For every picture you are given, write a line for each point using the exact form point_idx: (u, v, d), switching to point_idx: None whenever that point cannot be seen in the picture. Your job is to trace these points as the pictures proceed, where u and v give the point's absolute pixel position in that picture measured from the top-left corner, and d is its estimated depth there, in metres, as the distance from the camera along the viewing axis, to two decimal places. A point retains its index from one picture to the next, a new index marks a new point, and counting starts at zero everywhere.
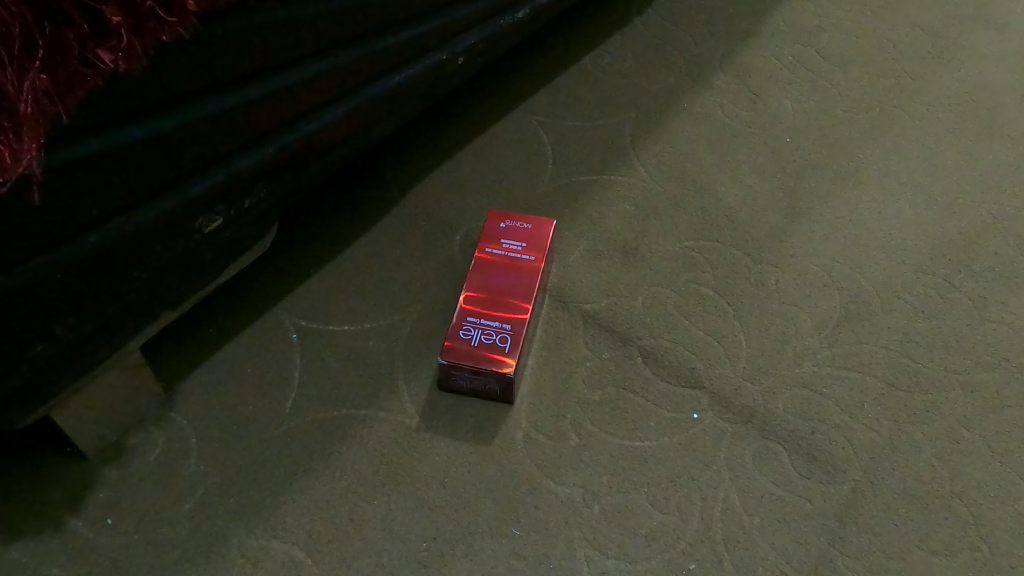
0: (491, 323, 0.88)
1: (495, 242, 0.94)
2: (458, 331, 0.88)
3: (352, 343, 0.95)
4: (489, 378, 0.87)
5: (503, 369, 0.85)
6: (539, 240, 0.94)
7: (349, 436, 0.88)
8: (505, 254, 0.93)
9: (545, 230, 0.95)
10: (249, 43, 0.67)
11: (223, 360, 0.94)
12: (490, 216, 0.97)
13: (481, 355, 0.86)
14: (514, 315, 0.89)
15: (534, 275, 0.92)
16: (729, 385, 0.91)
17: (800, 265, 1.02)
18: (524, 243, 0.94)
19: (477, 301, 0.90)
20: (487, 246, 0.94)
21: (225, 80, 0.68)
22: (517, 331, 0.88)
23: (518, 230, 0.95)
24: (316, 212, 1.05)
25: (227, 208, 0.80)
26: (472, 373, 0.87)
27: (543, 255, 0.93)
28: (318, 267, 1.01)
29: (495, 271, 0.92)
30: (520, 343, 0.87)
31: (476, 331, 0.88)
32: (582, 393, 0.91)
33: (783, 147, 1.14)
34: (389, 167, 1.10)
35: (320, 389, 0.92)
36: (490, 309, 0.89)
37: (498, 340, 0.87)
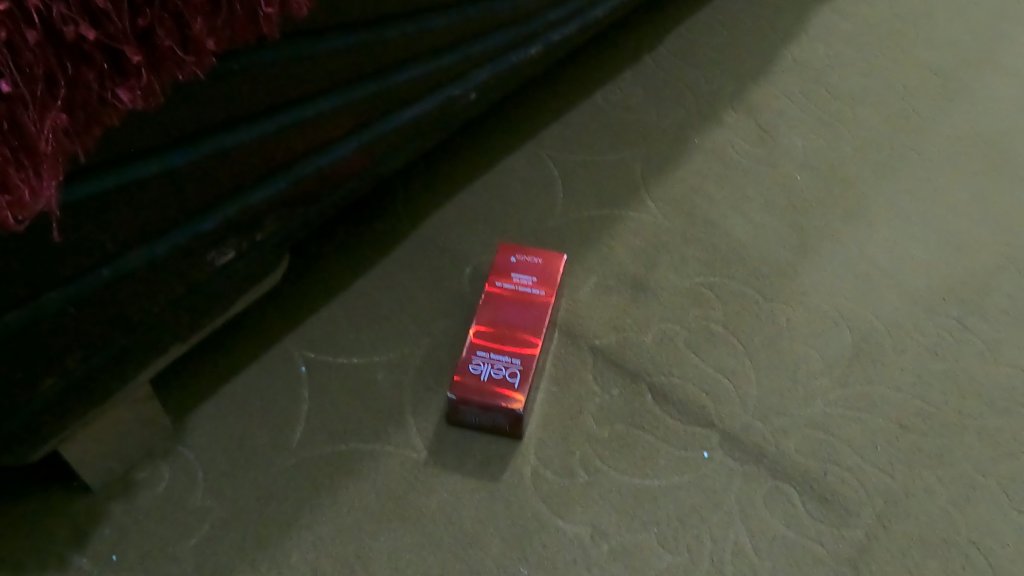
0: (501, 357, 0.88)
1: (505, 276, 0.94)
2: (467, 365, 0.88)
3: (360, 376, 0.95)
4: (498, 414, 0.86)
5: (512, 404, 0.85)
6: (549, 275, 0.94)
7: (356, 470, 0.87)
8: (515, 288, 0.93)
9: (555, 263, 0.95)
10: (265, 80, 0.68)
11: (231, 392, 0.94)
12: (500, 249, 0.97)
13: (491, 390, 0.86)
14: (524, 349, 0.89)
15: (544, 309, 0.92)
16: (739, 423, 0.91)
17: (810, 302, 1.02)
18: (534, 277, 0.94)
19: (487, 336, 0.90)
20: (497, 279, 0.94)
21: (238, 116, 0.69)
22: (527, 366, 0.87)
23: (528, 264, 0.95)
24: (327, 244, 1.06)
25: (239, 242, 0.80)
26: (481, 408, 0.86)
27: (553, 289, 0.93)
28: (328, 299, 1.02)
29: (505, 304, 0.92)
30: (530, 379, 0.87)
31: (486, 366, 0.87)
32: (591, 429, 0.90)
33: (793, 184, 1.14)
34: (400, 199, 1.11)
35: (328, 422, 0.91)
36: (500, 343, 0.89)
37: (507, 375, 0.87)
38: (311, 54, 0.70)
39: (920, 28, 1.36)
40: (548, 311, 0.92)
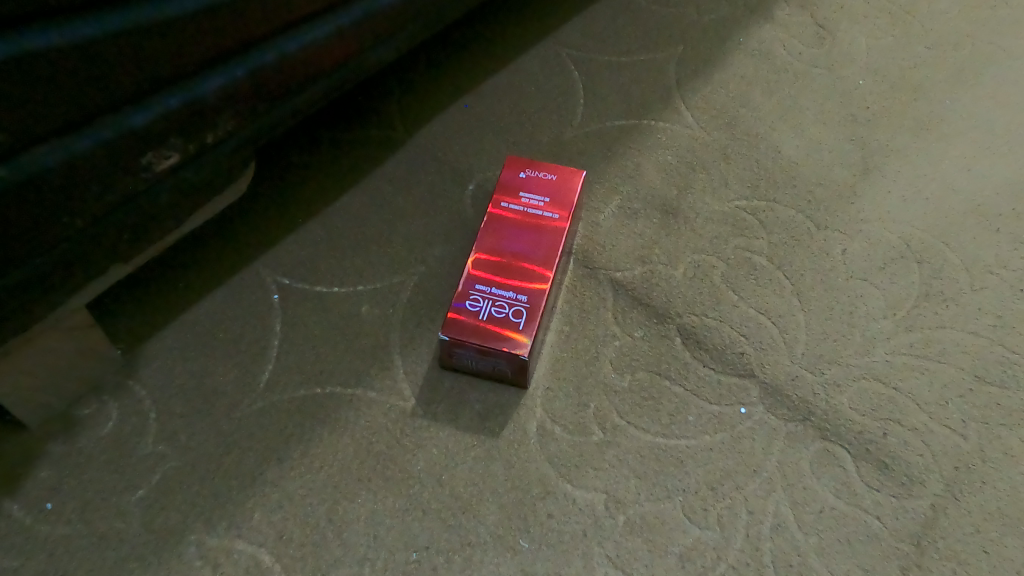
0: (504, 293, 0.74)
1: (513, 196, 0.79)
2: (464, 301, 0.74)
3: (341, 308, 0.82)
4: (499, 360, 0.73)
5: (516, 349, 0.71)
6: (564, 195, 0.79)
7: (332, 419, 0.75)
8: (523, 210, 0.78)
9: (572, 182, 0.80)
10: None
11: (192, 322, 0.81)
12: (507, 164, 0.82)
13: (491, 332, 0.72)
14: (532, 284, 0.74)
15: (557, 236, 0.77)
16: (783, 374, 0.77)
17: (872, 231, 0.86)
18: (546, 198, 0.79)
19: (488, 267, 0.76)
20: (502, 200, 0.79)
21: None
22: (534, 304, 0.73)
23: (540, 182, 0.80)
24: (307, 153, 0.91)
25: (187, 142, 0.64)
26: (479, 354, 0.73)
27: (569, 213, 0.78)
28: (306, 218, 0.87)
29: (510, 230, 0.77)
30: (538, 319, 0.73)
31: (486, 302, 0.73)
32: (609, 378, 0.76)
33: (856, 91, 0.97)
34: (393, 102, 0.95)
35: (302, 361, 0.79)
36: (503, 276, 0.75)
37: (511, 315, 0.73)
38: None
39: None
40: (562, 238, 0.77)
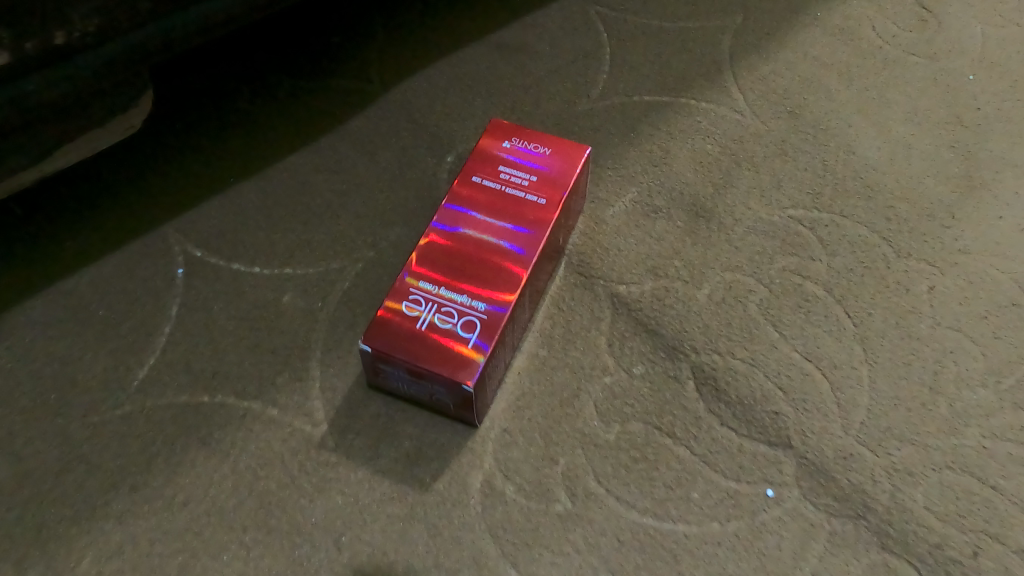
0: (455, 296, 0.54)
1: (490, 170, 0.60)
2: (400, 302, 0.54)
3: (257, 295, 0.63)
4: (438, 386, 0.53)
5: (459, 376, 0.51)
6: (556, 175, 0.59)
7: (214, 440, 0.56)
8: (500, 189, 0.59)
9: (569, 159, 0.60)
10: None
11: (70, 292, 0.62)
12: (488, 129, 0.62)
13: (429, 347, 0.52)
14: (496, 287, 0.54)
15: (538, 228, 0.57)
16: (832, 449, 0.55)
17: (975, 267, 0.64)
18: (533, 176, 0.59)
19: (441, 258, 0.56)
20: (475, 173, 0.60)
21: None
22: (495, 315, 0.53)
23: (526, 155, 0.60)
24: (256, 98, 0.72)
25: (19, 38, 0.45)
26: (412, 375, 0.53)
27: (560, 198, 0.58)
28: (239, 176, 0.68)
29: (478, 214, 0.58)
30: (496, 337, 0.53)
31: (429, 307, 0.54)
32: (590, 425, 0.56)
33: (963, 88, 0.75)
34: (371, 46, 0.76)
35: (193, 359, 0.60)
36: (460, 273, 0.55)
37: (461, 327, 0.53)
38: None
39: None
40: (546, 230, 0.57)
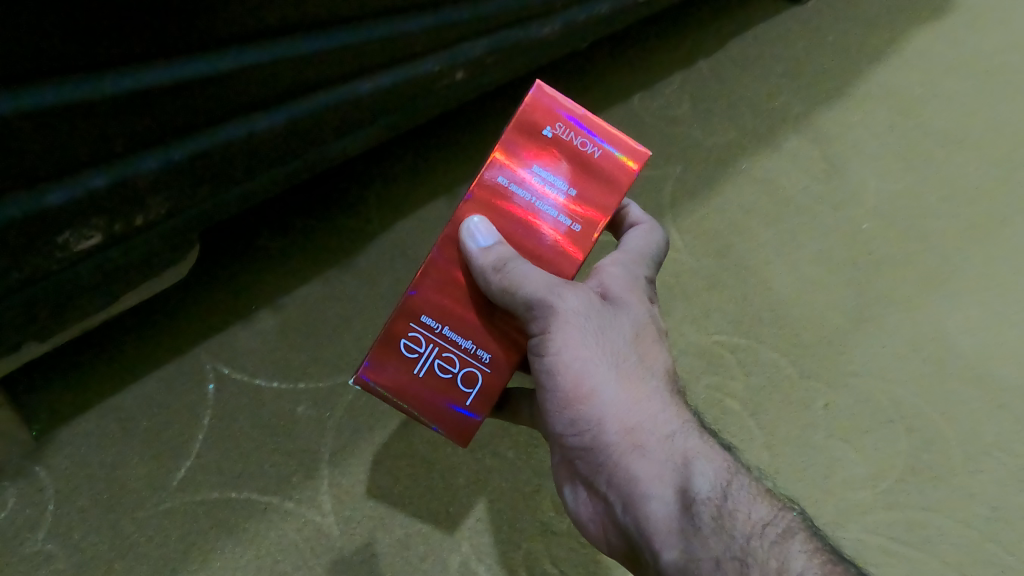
0: (458, 341, 0.54)
1: (520, 174, 0.54)
2: (399, 337, 0.55)
3: (275, 406, 0.75)
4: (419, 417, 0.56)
5: (449, 425, 0.55)
6: (594, 196, 0.54)
7: (238, 531, 0.70)
8: (529, 200, 0.54)
9: (612, 179, 0.54)
10: (138, 22, 0.49)
11: (119, 404, 0.73)
12: (523, 116, 0.53)
13: (432, 389, 0.55)
14: (511, 327, 0.54)
15: (563, 261, 0.55)
16: None
17: (857, 387, 0.81)
18: (562, 197, 0.54)
19: (447, 292, 0.54)
20: (503, 174, 0.54)
21: (105, 53, 0.49)
22: (493, 374, 0.54)
23: (565, 160, 0.54)
24: (276, 237, 0.83)
25: (114, 224, 0.60)
26: (389, 398, 0.56)
27: (591, 231, 0.54)
28: (261, 303, 0.80)
29: (506, 231, 0.54)
30: (487, 401, 0.55)
31: (429, 347, 0.54)
32: (547, 516, 0.73)
33: (860, 234, 0.92)
34: (374, 189, 0.88)
35: (223, 462, 0.72)
36: (472, 310, 0.54)
37: (461, 384, 0.55)
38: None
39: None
40: (570, 267, 0.55)
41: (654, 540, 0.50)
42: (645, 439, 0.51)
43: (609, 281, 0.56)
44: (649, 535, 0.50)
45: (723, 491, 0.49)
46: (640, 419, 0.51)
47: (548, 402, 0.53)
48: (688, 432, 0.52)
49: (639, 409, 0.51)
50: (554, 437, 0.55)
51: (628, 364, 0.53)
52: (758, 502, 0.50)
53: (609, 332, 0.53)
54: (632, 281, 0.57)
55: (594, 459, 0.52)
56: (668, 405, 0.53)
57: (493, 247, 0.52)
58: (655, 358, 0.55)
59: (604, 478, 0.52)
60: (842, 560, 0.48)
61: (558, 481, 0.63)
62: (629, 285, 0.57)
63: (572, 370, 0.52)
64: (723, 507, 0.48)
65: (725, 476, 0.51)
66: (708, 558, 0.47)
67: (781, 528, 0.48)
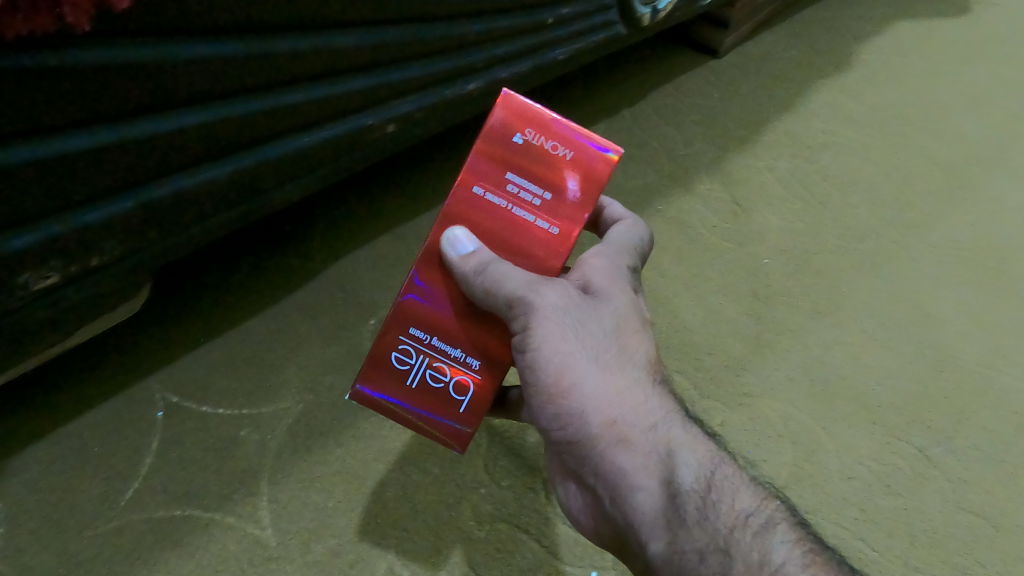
0: (447, 351, 0.59)
1: (496, 182, 0.58)
2: (390, 352, 0.59)
3: (220, 430, 0.81)
4: (417, 429, 0.60)
5: (447, 437, 0.60)
6: (567, 198, 0.58)
7: (182, 544, 0.74)
8: (507, 206, 0.58)
9: (587, 177, 0.58)
10: (102, 91, 0.57)
11: (72, 432, 0.79)
12: (492, 127, 0.57)
13: (428, 399, 0.59)
14: (496, 330, 0.59)
15: (548, 259, 0.58)
16: None
17: (753, 405, 0.88)
18: (540, 198, 0.58)
19: (433, 305, 0.58)
20: (477, 183, 0.58)
21: (68, 119, 0.57)
22: (483, 381, 0.59)
23: (537, 164, 0.57)
24: (224, 275, 0.92)
25: (70, 264, 0.67)
26: (386, 413, 0.60)
27: (570, 230, 0.58)
28: (209, 336, 0.87)
29: (484, 237, 0.58)
30: (478, 407, 0.59)
31: (420, 360, 0.59)
32: (468, 525, 0.79)
33: (761, 268, 1.02)
34: (315, 232, 0.99)
35: (168, 482, 0.77)
36: (458, 321, 0.59)
37: (453, 391, 0.59)
38: (196, 28, 0.60)
39: (911, 123, 1.26)
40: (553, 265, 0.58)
41: (642, 533, 0.54)
42: (629, 435, 0.54)
43: (590, 273, 0.59)
44: (637, 528, 0.54)
45: (706, 483, 0.54)
46: (623, 415, 0.54)
47: (532, 397, 0.56)
48: (672, 425, 0.56)
49: (623, 404, 0.55)
50: (539, 427, 0.58)
51: (609, 358, 0.56)
52: (739, 490, 0.54)
53: (591, 326, 0.55)
54: (614, 273, 0.60)
55: (580, 453, 0.56)
56: (651, 396, 0.56)
57: (472, 253, 0.56)
58: (637, 348, 0.57)
59: (589, 468, 0.56)
60: (821, 550, 0.53)
61: (551, 469, 0.67)
62: (608, 276, 0.59)
63: (553, 366, 0.54)
64: (706, 498, 0.53)
65: (708, 467, 0.55)
66: (693, 549, 0.51)
67: (762, 519, 0.53)
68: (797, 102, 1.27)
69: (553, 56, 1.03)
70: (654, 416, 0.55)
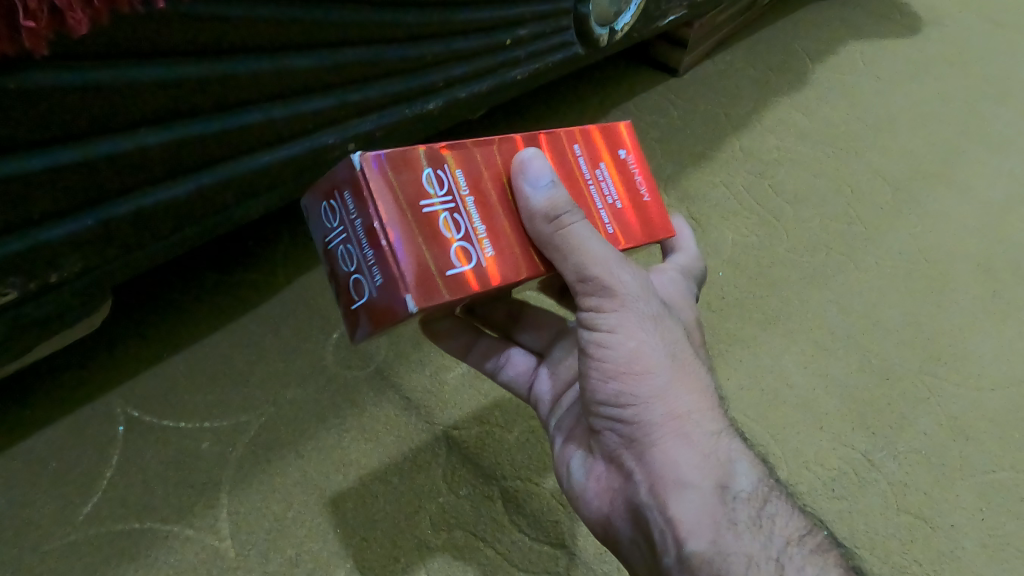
0: (473, 225, 0.53)
1: (590, 159, 0.63)
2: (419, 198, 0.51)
3: (181, 443, 0.82)
4: (397, 260, 0.48)
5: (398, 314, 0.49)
6: (630, 219, 0.63)
7: (141, 557, 0.75)
8: (585, 176, 0.62)
9: (646, 226, 0.65)
10: (61, 112, 0.59)
11: (31, 447, 0.79)
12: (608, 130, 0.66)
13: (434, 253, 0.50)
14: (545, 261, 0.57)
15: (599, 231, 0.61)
16: (593, 548, 0.82)
17: None
18: (607, 202, 0.63)
19: (480, 182, 0.54)
20: (577, 146, 0.63)
21: (27, 139, 0.58)
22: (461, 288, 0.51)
23: (620, 184, 0.64)
24: (187, 290, 0.94)
25: (29, 281, 0.68)
26: (376, 223, 0.49)
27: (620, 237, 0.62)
28: (170, 351, 0.89)
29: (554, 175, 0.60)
30: (464, 294, 0.51)
31: (447, 199, 0.52)
32: (425, 533, 0.80)
33: (716, 280, 1.04)
34: (280, 248, 1.00)
35: (128, 495, 0.78)
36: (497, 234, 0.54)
37: (455, 255, 0.51)
38: (152, 51, 0.61)
39: (862, 141, 1.30)
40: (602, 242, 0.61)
41: (679, 529, 0.53)
42: (691, 429, 0.56)
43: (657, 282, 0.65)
44: (676, 524, 0.54)
45: (761, 496, 0.55)
46: (689, 409, 0.57)
47: (598, 365, 0.58)
48: (734, 435, 0.58)
49: (688, 400, 0.57)
50: (596, 404, 0.59)
51: (680, 352, 0.59)
52: (788, 512, 0.56)
53: (664, 322, 0.59)
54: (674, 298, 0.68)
55: (637, 431, 0.57)
56: (719, 404, 0.59)
57: (547, 184, 0.55)
58: (702, 360, 0.62)
59: (642, 451, 0.57)
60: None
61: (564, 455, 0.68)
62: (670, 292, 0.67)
63: (630, 344, 0.57)
64: (760, 511, 0.54)
65: (763, 484, 0.56)
66: (738, 554, 0.52)
67: (807, 541, 0.54)
68: (753, 119, 1.31)
69: (511, 75, 1.05)
70: (714, 419, 0.57)
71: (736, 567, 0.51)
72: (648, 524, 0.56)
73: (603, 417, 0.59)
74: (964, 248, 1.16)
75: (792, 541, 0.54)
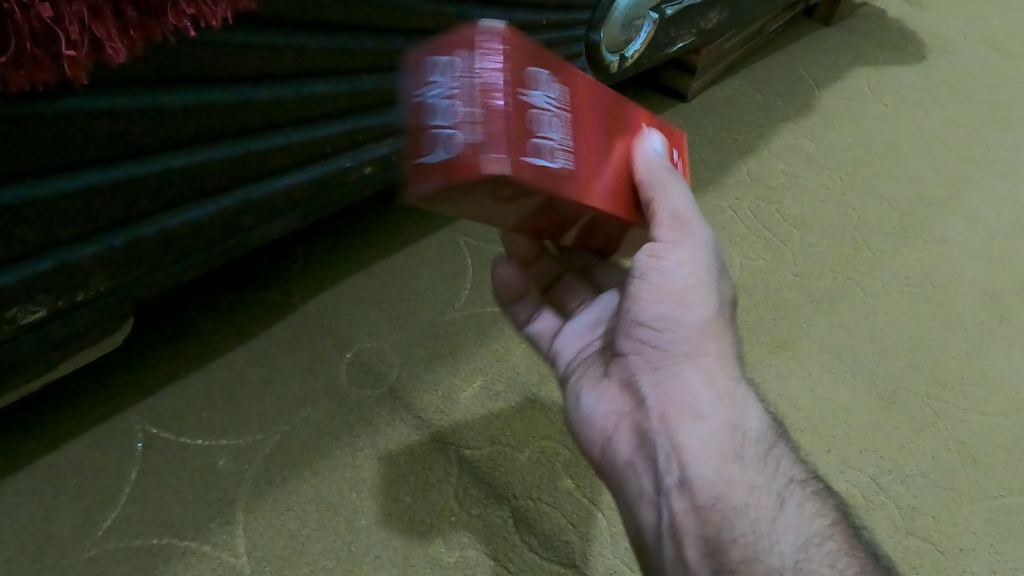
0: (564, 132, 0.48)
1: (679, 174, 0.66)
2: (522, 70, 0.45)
3: (197, 461, 0.83)
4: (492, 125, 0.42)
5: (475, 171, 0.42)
6: None
7: (158, 572, 0.76)
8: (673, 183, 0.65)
9: None
10: (92, 134, 0.60)
11: (51, 464, 0.81)
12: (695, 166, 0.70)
13: (524, 137, 0.43)
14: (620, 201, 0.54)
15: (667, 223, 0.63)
16: (603, 567, 0.83)
17: None
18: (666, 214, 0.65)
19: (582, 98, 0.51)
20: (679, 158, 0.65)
21: (59, 162, 0.60)
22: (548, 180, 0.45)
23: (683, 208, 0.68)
24: (205, 311, 0.96)
25: (56, 300, 0.70)
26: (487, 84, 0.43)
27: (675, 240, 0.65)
28: (188, 370, 0.90)
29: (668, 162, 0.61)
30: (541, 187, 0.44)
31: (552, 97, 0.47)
32: (437, 551, 0.81)
33: None
34: (295, 270, 1.02)
35: (146, 512, 0.79)
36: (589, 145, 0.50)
37: (543, 149, 0.45)
38: (183, 77, 0.64)
39: (868, 167, 1.32)
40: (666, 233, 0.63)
41: (687, 451, 0.54)
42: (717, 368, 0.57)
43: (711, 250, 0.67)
44: (682, 447, 0.54)
45: (770, 441, 0.56)
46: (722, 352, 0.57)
47: (641, 292, 0.59)
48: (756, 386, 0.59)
49: (722, 343, 0.58)
50: (626, 328, 0.60)
51: (723, 302, 0.60)
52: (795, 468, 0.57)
53: (716, 273, 0.60)
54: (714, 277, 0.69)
55: (664, 361, 0.58)
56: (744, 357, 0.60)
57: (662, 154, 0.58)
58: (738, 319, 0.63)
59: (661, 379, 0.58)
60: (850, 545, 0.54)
61: (572, 382, 0.68)
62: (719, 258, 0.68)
63: (684, 283, 0.58)
64: (768, 452, 0.55)
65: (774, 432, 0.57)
66: (742, 482, 0.52)
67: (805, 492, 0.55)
68: (759, 145, 1.33)
69: None
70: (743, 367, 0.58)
71: (736, 494, 0.52)
72: (650, 446, 0.57)
73: (629, 338, 0.60)
74: (970, 274, 1.17)
75: (792, 484, 0.54)
